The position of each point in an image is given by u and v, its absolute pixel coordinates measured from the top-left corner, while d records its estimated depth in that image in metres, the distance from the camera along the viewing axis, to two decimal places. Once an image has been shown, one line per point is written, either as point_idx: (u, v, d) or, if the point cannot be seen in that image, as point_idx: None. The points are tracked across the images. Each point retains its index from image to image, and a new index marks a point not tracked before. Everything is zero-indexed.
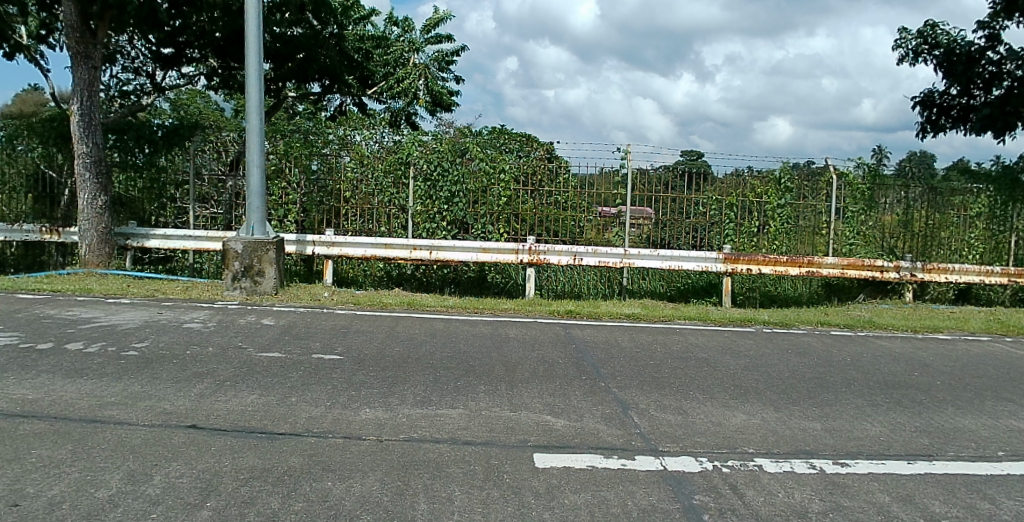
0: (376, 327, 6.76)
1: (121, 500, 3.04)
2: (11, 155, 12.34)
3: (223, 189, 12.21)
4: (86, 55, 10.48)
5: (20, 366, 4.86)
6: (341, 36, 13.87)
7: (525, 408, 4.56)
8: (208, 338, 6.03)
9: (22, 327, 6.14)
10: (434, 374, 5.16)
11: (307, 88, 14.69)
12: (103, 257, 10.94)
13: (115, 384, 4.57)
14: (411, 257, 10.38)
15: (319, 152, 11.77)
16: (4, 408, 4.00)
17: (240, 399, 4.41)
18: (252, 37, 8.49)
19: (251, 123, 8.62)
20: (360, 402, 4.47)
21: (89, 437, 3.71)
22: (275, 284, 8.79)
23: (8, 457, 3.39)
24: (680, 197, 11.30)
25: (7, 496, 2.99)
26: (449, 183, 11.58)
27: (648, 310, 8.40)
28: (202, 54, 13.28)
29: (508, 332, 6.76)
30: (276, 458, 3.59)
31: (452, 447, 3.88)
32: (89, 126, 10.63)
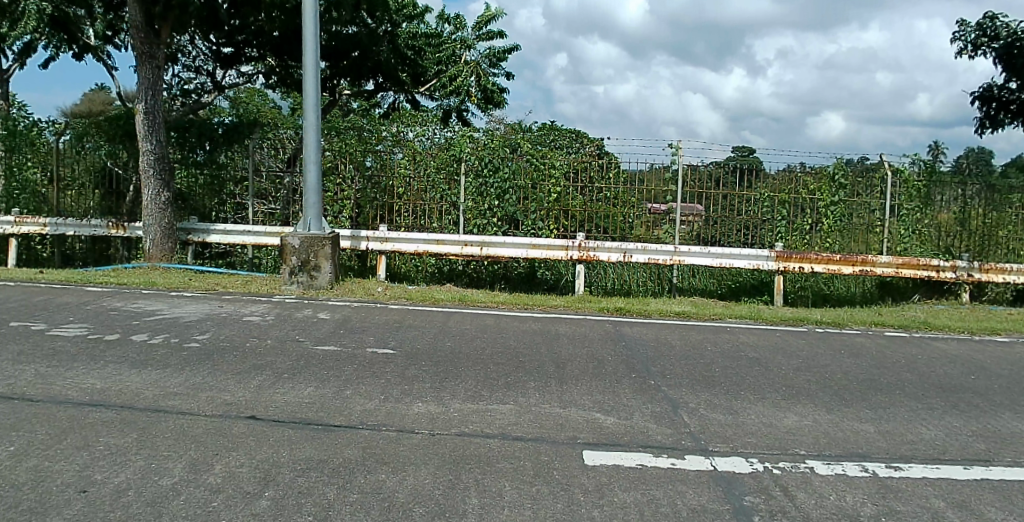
0: (428, 322, 6.82)
1: (183, 488, 3.17)
2: (80, 153, 12.79)
3: (280, 185, 12.46)
4: (151, 56, 10.76)
5: (89, 356, 5.04)
6: (395, 34, 14.11)
7: (575, 405, 4.50)
8: (266, 331, 6.15)
9: (92, 318, 6.37)
10: (484, 370, 5.15)
11: (361, 87, 14.96)
12: (166, 252, 11.23)
13: (177, 375, 4.69)
14: (462, 252, 10.47)
15: (373, 149, 11.94)
16: (75, 397, 4.16)
17: (297, 391, 4.48)
18: (309, 36, 8.65)
19: (308, 120, 8.74)
20: (412, 396, 4.48)
21: (153, 425, 3.82)
22: (331, 279, 8.93)
23: (79, 444, 3.53)
24: (731, 194, 11.11)
25: (77, 483, 3.17)
26: (499, 179, 11.59)
27: (698, 308, 8.26)
28: (261, 53, 13.51)
29: (558, 329, 6.72)
30: (330, 450, 3.64)
31: (502, 442, 3.88)
32: (153, 124, 10.93)
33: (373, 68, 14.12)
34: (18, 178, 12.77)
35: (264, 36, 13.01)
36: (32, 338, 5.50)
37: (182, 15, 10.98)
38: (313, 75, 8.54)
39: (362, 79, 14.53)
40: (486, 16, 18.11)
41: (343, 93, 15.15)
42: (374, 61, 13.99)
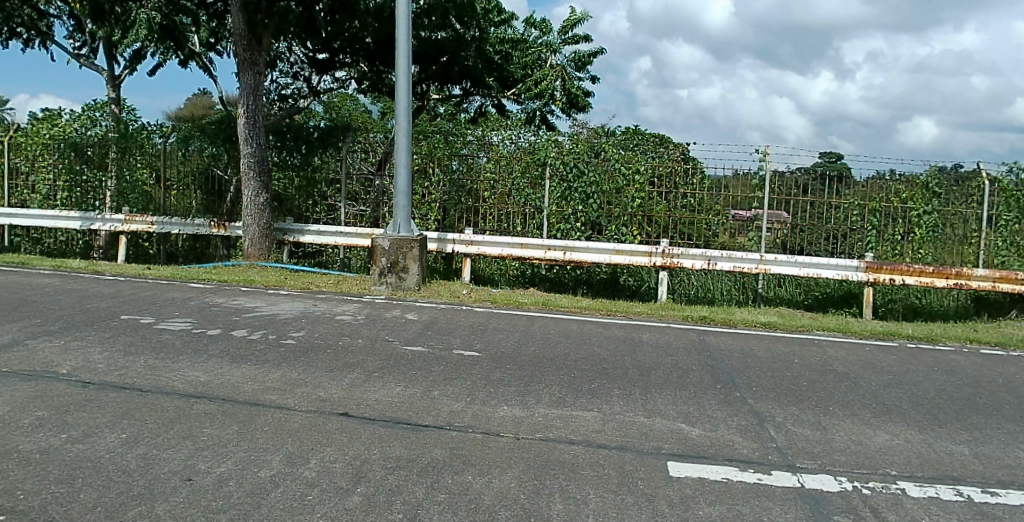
0: (511, 325, 6.83)
1: (280, 481, 3.28)
2: (184, 155, 13.41)
3: (371, 188, 12.70)
4: (252, 62, 11.28)
5: (193, 349, 5.28)
6: (482, 39, 14.04)
7: (660, 414, 4.40)
8: (357, 330, 6.28)
9: (196, 314, 6.68)
10: (568, 375, 5.09)
11: (449, 92, 14.84)
12: (263, 251, 11.68)
13: (275, 370, 4.85)
14: (545, 256, 10.43)
15: (459, 152, 12.10)
16: (181, 388, 4.35)
17: (386, 390, 4.54)
18: (403, 41, 8.82)
19: (399, 125, 8.93)
20: (497, 399, 4.48)
21: (252, 418, 3.95)
22: (418, 280, 9.05)
23: (184, 434, 3.70)
24: (819, 201, 10.78)
25: (182, 471, 3.34)
26: (584, 184, 11.55)
27: (784, 319, 7.98)
28: (354, 59, 13.97)
29: (642, 336, 6.60)
30: (419, 449, 3.69)
31: (586, 448, 3.84)
32: (253, 128, 11.41)
33: (460, 73, 13.94)
34: (127, 179, 13.58)
35: (358, 43, 13.40)
36: (141, 331, 5.80)
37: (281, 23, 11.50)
38: (407, 81, 8.67)
39: (450, 84, 14.36)
40: (571, 20, 18.03)
41: (432, 98, 14.94)
42: (462, 67, 13.91)
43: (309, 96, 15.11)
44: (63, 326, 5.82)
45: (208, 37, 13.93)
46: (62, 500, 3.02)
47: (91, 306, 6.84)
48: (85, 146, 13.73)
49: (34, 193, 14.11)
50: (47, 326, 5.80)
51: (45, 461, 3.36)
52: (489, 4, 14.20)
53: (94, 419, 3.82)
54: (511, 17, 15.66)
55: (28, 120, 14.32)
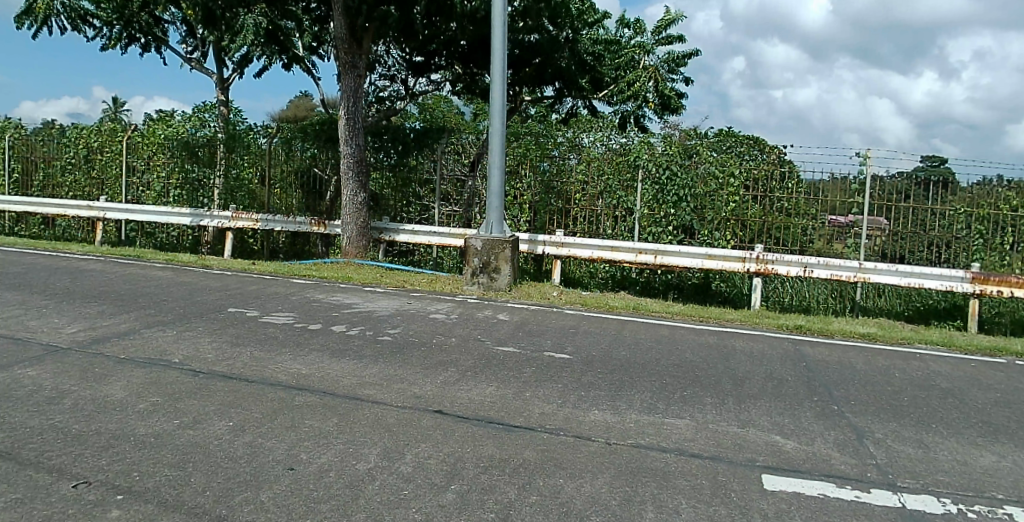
0: (601, 328, 6.75)
1: (377, 474, 3.35)
2: (289, 154, 13.98)
3: (463, 189, 12.91)
4: (353, 65, 11.57)
5: (295, 342, 5.49)
6: (574, 41, 14.20)
7: (754, 425, 4.26)
8: (450, 329, 6.36)
9: (298, 308, 6.95)
10: (659, 381, 4.98)
11: (540, 93, 14.90)
12: (361, 249, 12.03)
13: (372, 366, 4.96)
14: (637, 260, 10.35)
15: (549, 154, 12.23)
16: (283, 380, 4.51)
17: (479, 389, 4.57)
18: (499, 45, 8.88)
19: (493, 126, 8.99)
20: (589, 403, 4.43)
21: (350, 412, 4.05)
22: (509, 281, 9.07)
23: (287, 425, 3.83)
24: (919, 208, 10.25)
25: (285, 460, 3.45)
26: (677, 186, 11.41)
27: (884, 331, 7.63)
28: (449, 62, 14.24)
29: (735, 344, 6.41)
30: (512, 449, 3.70)
31: (679, 457, 3.75)
32: (354, 129, 11.77)
33: (553, 75, 14.03)
34: (234, 177, 14.30)
35: (453, 47, 13.69)
36: (248, 324, 6.06)
37: (380, 28, 11.73)
38: (502, 84, 8.76)
39: (542, 86, 14.45)
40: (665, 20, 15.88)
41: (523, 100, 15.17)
42: (554, 68, 13.93)
43: (407, 98, 15.46)
44: (175, 316, 6.19)
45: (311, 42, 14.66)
46: (174, 482, 3.20)
47: (200, 299, 7.22)
48: (195, 146, 14.43)
49: (149, 191, 14.98)
50: (161, 316, 6.18)
51: (161, 444, 3.56)
52: (583, 4, 14.40)
53: (204, 406, 4.02)
54: (606, 18, 15.40)
55: (145, 122, 15.05)
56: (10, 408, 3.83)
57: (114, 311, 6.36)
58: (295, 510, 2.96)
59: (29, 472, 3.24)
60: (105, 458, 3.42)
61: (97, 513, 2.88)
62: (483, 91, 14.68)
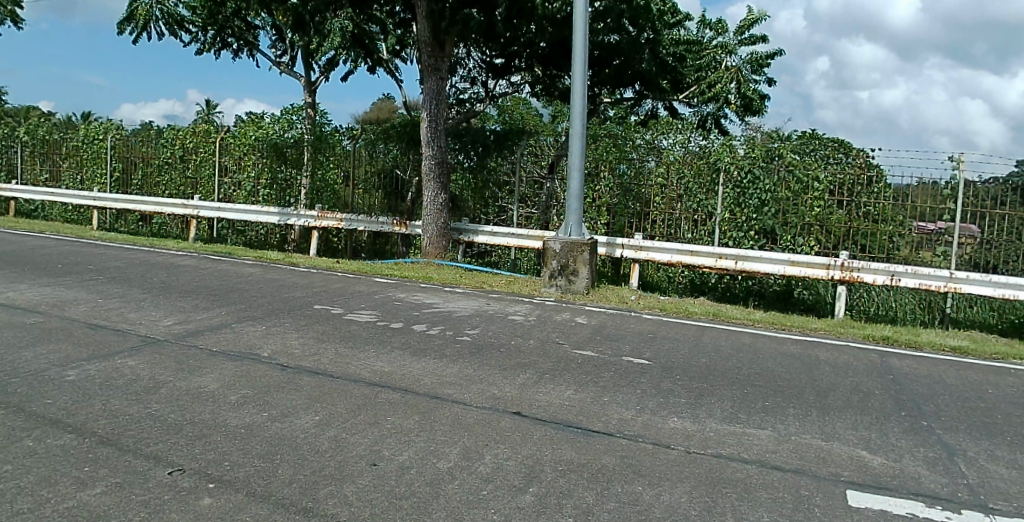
0: (680, 335, 6.63)
1: (458, 473, 3.37)
2: (372, 156, 14.22)
3: (540, 190, 12.92)
4: (435, 68, 11.99)
5: (378, 340, 5.63)
6: (656, 41, 13.90)
7: (838, 438, 4.11)
8: (528, 331, 6.38)
9: (380, 306, 7.11)
10: (740, 390, 4.87)
11: (620, 95, 15.04)
12: (441, 250, 12.22)
13: (452, 366, 5.02)
14: (717, 265, 10.17)
15: (628, 156, 12.18)
16: (367, 377, 4.62)
17: (557, 392, 4.57)
18: (580, 45, 8.88)
19: (573, 128, 9.00)
20: (668, 410, 4.37)
21: (431, 410, 4.11)
22: (587, 284, 9.02)
23: (370, 420, 3.92)
24: (1014, 215, 9.66)
25: (368, 456, 3.52)
26: (759, 190, 11.23)
27: (978, 344, 7.24)
28: (529, 63, 14.47)
29: (818, 354, 6.20)
30: (591, 454, 3.67)
31: (760, 469, 3.64)
32: (435, 131, 12.03)
33: (633, 76, 14.04)
34: (320, 176, 14.72)
35: (534, 47, 13.92)
36: (333, 321, 6.25)
37: (463, 30, 11.91)
38: (583, 86, 8.75)
39: (622, 87, 14.55)
40: (749, 19, 15.25)
41: (603, 101, 15.38)
42: (636, 70, 13.91)
43: (486, 99, 15.52)
44: (264, 312, 6.46)
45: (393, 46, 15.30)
46: (263, 473, 3.30)
47: (287, 295, 7.51)
48: (284, 147, 14.92)
49: (239, 190, 15.54)
50: (251, 311, 6.46)
51: (249, 435, 3.69)
52: (665, 4, 14.22)
53: (291, 400, 4.15)
54: (687, 18, 15.17)
55: (237, 123, 15.70)
56: (114, 397, 4.08)
57: (207, 306, 6.69)
58: (377, 505, 3.01)
59: (129, 458, 3.41)
60: (198, 447, 3.56)
61: (191, 500, 3.00)
62: (562, 92, 14.79)
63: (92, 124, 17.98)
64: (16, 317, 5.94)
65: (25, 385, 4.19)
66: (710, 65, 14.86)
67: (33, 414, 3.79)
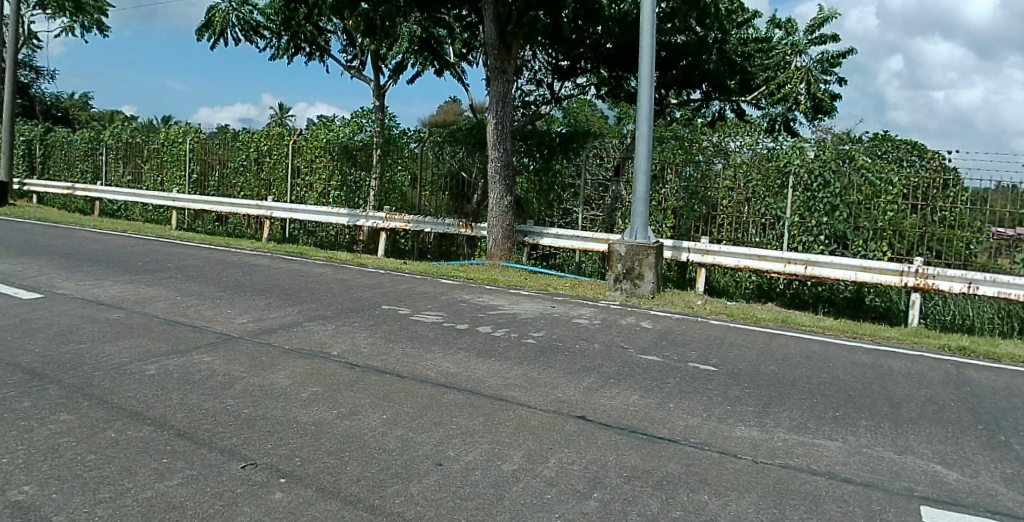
0: (747, 342, 6.52)
1: (522, 476, 3.37)
2: (438, 159, 14.32)
3: (605, 193, 12.85)
4: (503, 70, 11.97)
5: (444, 341, 5.72)
6: (723, 41, 14.06)
7: (911, 452, 3.97)
8: (593, 334, 6.38)
9: (446, 307, 7.22)
10: (809, 399, 4.77)
11: (687, 96, 15.10)
12: (505, 252, 12.30)
13: (518, 368, 5.06)
14: (785, 271, 10.03)
15: (693, 159, 12.05)
16: (433, 377, 4.70)
17: (623, 397, 4.56)
18: (647, 45, 8.80)
19: (639, 131, 8.94)
20: (735, 418, 4.31)
21: (496, 412, 4.15)
22: (653, 288, 8.92)
23: (435, 421, 3.98)
24: None
25: (434, 456, 3.55)
26: (830, 194, 10.97)
27: None
28: (595, 65, 14.66)
29: (891, 364, 6.01)
30: (656, 461, 3.63)
31: (829, 481, 3.52)
32: (502, 134, 12.03)
33: (700, 76, 14.04)
34: (388, 179, 14.92)
35: (599, 49, 14.07)
36: (401, 321, 6.39)
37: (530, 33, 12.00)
38: (650, 86, 8.69)
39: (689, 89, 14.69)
40: (818, 18, 14.88)
41: (670, 103, 15.42)
42: (702, 71, 13.93)
43: (552, 102, 15.88)
44: (334, 312, 6.64)
45: (461, 49, 16.01)
46: (331, 470, 3.35)
47: (356, 295, 7.71)
48: (353, 149, 15.23)
49: (311, 191, 15.97)
50: (322, 311, 6.67)
51: (319, 432, 3.77)
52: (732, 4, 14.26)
53: (359, 399, 4.25)
54: (755, 16, 14.97)
55: (309, 126, 16.03)
56: (190, 392, 4.24)
57: (280, 304, 6.92)
58: (442, 505, 3.01)
59: (203, 451, 3.52)
60: (270, 442, 3.65)
61: (263, 494, 3.07)
62: (628, 94, 15.17)
63: (173, 128, 18.93)
64: (102, 313, 6.28)
65: (112, 378, 4.43)
66: (779, 65, 14.57)
67: (117, 407, 3.99)
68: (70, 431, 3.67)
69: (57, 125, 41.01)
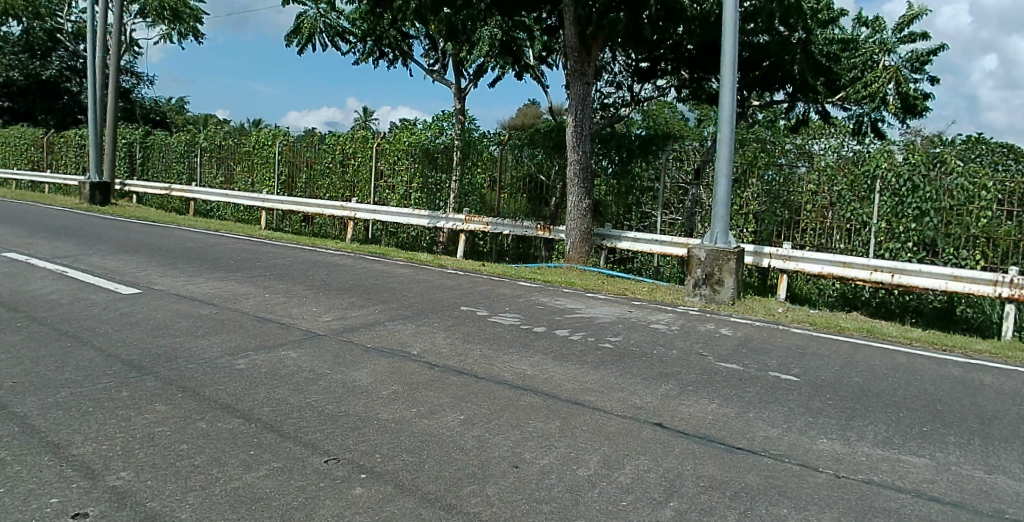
0: (829, 351, 6.37)
1: (597, 481, 3.36)
2: (518, 161, 14.35)
3: (684, 197, 12.67)
4: (582, 73, 12.12)
5: (521, 343, 5.79)
6: (809, 41, 13.61)
7: (1005, 473, 3.76)
8: (671, 340, 6.35)
9: (524, 309, 7.32)
10: (894, 413, 4.64)
11: (770, 98, 14.98)
12: (584, 255, 12.36)
13: (595, 373, 5.07)
14: (871, 278, 9.76)
15: (776, 162, 11.99)
16: (512, 379, 4.78)
17: (701, 405, 4.53)
18: (727, 47, 8.68)
19: (720, 133, 8.77)
20: (816, 431, 4.22)
21: (572, 416, 4.18)
22: (733, 295, 8.80)
23: (513, 423, 4.03)
24: None
25: (510, 458, 3.59)
26: (919, 199, 10.58)
27: None
28: (675, 67, 14.54)
29: (986, 380, 5.72)
30: (733, 472, 3.58)
31: (915, 499, 3.37)
32: (580, 136, 12.20)
33: (784, 77, 13.78)
34: (468, 181, 15.18)
35: (680, 51, 13.99)
36: (480, 322, 6.50)
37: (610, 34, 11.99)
38: (730, 87, 8.53)
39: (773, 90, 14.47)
40: (907, 15, 14.35)
41: (752, 105, 15.44)
42: (785, 72, 13.65)
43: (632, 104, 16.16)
44: (414, 312, 6.81)
45: (541, 51, 16.59)
46: (410, 468, 3.41)
47: (436, 296, 7.89)
48: (434, 152, 15.56)
49: (393, 193, 16.35)
50: (403, 310, 6.84)
51: (398, 430, 3.85)
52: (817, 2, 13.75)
53: (438, 399, 4.33)
54: (842, 14, 14.58)
55: (391, 129, 16.35)
56: (276, 387, 4.41)
57: (362, 303, 7.14)
58: (517, 508, 3.01)
59: (288, 444, 3.64)
60: (351, 438, 3.75)
61: (344, 489, 3.15)
62: (710, 97, 15.01)
63: (263, 131, 19.66)
64: (196, 307, 6.61)
65: (203, 371, 4.64)
66: (867, 64, 14.38)
67: (208, 399, 4.17)
68: (165, 420, 3.85)
69: (156, 128, 43.20)
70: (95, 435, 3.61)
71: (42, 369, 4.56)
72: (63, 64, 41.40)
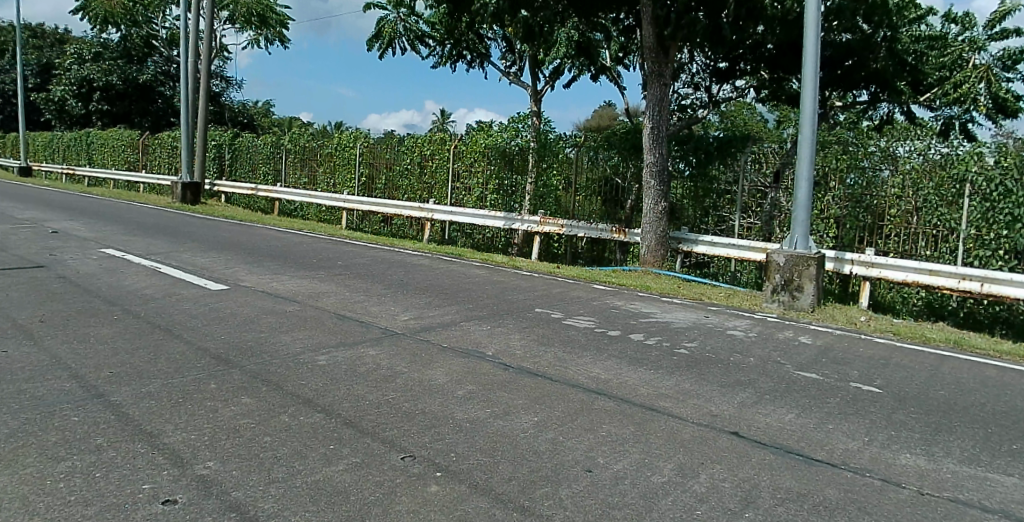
0: (913, 363, 6.17)
1: (671, 489, 3.34)
2: (594, 162, 14.33)
3: (763, 201, 12.43)
4: (660, 74, 11.92)
5: (595, 346, 5.82)
6: (894, 39, 13.35)
7: None
8: (749, 347, 6.27)
9: (598, 313, 7.35)
10: (983, 429, 4.49)
11: (853, 98, 14.85)
12: (658, 258, 12.30)
13: (670, 379, 5.06)
14: (959, 287, 9.42)
15: (858, 164, 11.77)
16: (587, 383, 4.82)
17: (779, 415, 4.48)
18: (811, 47, 8.44)
19: (802, 137, 8.54)
20: (899, 445, 4.11)
21: (647, 422, 4.19)
22: (812, 302, 8.60)
23: (587, 427, 4.07)
24: None
25: (585, 462, 3.61)
26: (1013, 204, 10.04)
27: None
28: (755, 67, 14.32)
29: None
30: (811, 484, 3.51)
31: (1004, 518, 3.23)
32: (658, 138, 12.06)
33: (867, 76, 13.66)
34: (544, 182, 15.11)
35: (760, 50, 13.76)
36: (554, 325, 6.56)
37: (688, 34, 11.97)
38: (813, 88, 8.34)
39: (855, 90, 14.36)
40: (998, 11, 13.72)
41: (833, 106, 15.25)
42: (868, 71, 13.56)
43: (709, 105, 15.86)
44: (489, 313, 6.92)
45: (617, 53, 16.52)
46: (484, 468, 3.46)
47: (511, 298, 7.99)
48: (511, 154, 15.58)
49: (471, 194, 16.48)
50: (478, 312, 6.97)
51: (473, 431, 3.92)
52: None
53: (514, 401, 4.40)
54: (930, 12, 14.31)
55: (468, 132, 16.60)
56: (356, 384, 4.55)
57: (439, 303, 7.28)
58: (592, 512, 3.02)
59: (367, 440, 3.75)
60: (427, 436, 3.83)
61: (420, 486, 3.21)
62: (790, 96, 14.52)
63: (345, 133, 20.06)
64: (278, 303, 6.88)
65: (287, 366, 4.82)
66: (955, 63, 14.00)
67: (291, 393, 4.32)
68: (251, 413, 4.02)
69: (244, 131, 44.56)
70: (184, 424, 3.79)
71: (138, 359, 4.84)
72: (158, 70, 43.18)
